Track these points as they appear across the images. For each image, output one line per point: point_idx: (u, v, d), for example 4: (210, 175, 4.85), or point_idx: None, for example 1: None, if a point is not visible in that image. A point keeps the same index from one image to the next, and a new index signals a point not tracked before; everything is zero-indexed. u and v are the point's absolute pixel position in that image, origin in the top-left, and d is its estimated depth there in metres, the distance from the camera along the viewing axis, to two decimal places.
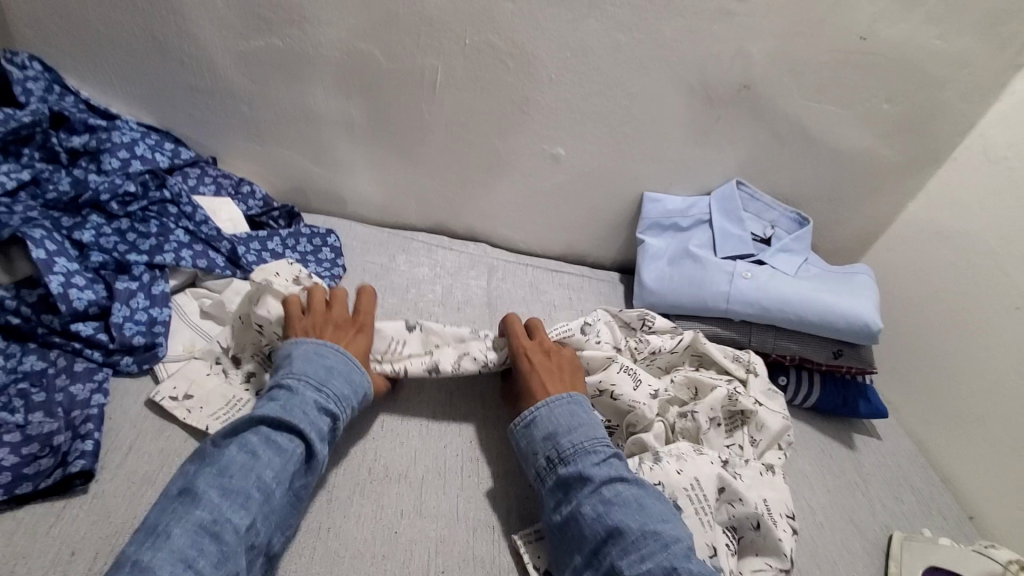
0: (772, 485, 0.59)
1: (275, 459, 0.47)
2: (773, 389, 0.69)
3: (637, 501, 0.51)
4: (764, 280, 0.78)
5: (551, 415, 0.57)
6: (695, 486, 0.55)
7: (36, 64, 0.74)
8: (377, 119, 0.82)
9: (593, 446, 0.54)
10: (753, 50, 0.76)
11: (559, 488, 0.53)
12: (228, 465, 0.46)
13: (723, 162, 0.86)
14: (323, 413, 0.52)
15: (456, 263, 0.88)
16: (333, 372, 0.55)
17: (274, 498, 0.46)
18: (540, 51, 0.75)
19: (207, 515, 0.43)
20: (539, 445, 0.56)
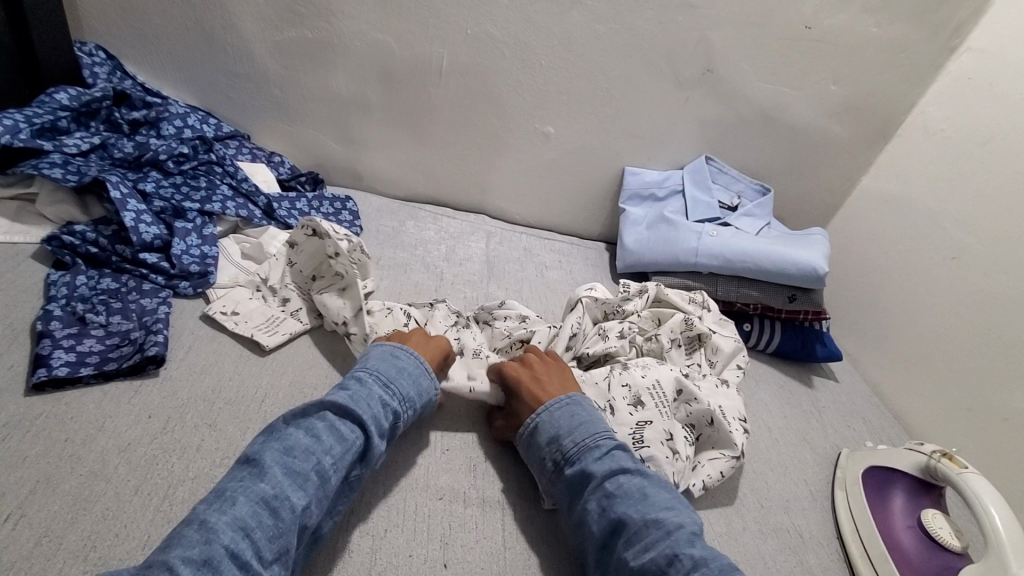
0: (726, 395, 0.70)
1: (336, 446, 0.48)
2: (724, 318, 0.80)
3: (640, 492, 0.51)
4: (728, 237, 0.89)
5: (552, 417, 0.58)
6: (657, 386, 0.64)
7: (101, 53, 0.88)
8: (390, 101, 0.94)
9: (596, 442, 0.55)
10: (715, 38, 0.88)
11: (568, 487, 0.54)
12: (294, 445, 0.47)
13: (694, 138, 0.98)
14: (386, 410, 0.53)
15: (459, 229, 0.99)
16: (403, 373, 0.57)
17: (329, 483, 0.47)
18: (532, 39, 0.88)
19: (269, 489, 0.43)
20: (545, 447, 0.57)
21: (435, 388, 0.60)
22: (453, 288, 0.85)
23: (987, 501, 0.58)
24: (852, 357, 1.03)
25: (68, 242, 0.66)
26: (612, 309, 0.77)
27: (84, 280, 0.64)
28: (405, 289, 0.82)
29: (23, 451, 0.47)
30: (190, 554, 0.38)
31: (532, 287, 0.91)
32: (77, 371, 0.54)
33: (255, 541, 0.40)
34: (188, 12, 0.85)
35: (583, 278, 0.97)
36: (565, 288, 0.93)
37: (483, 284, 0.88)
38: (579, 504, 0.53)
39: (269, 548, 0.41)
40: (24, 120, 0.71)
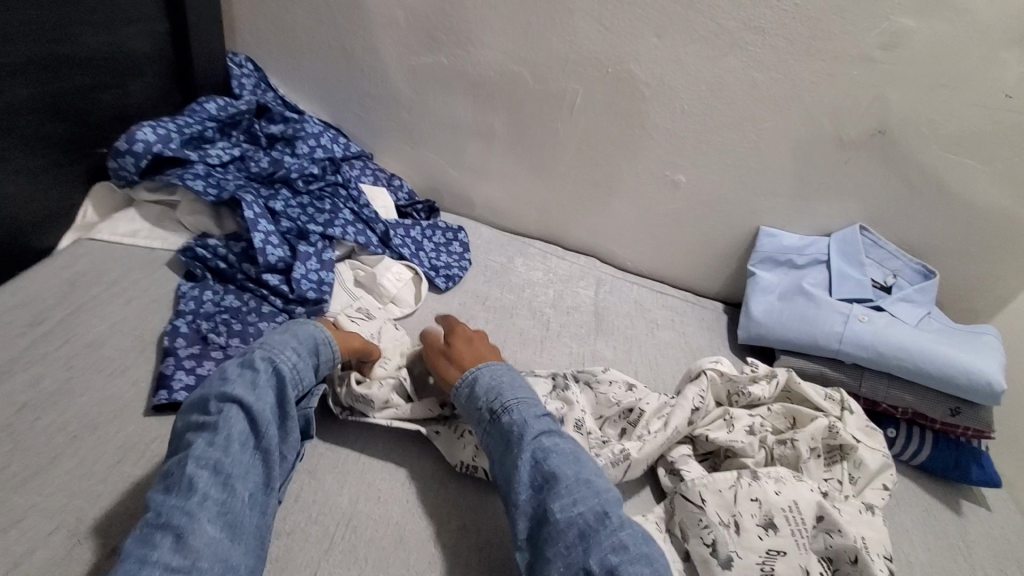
0: (870, 524, 0.58)
1: (208, 434, 0.46)
2: (872, 426, 0.68)
3: (572, 453, 0.52)
4: (881, 325, 0.77)
5: (492, 372, 0.58)
6: (794, 509, 0.55)
7: (249, 64, 0.91)
8: (515, 132, 0.90)
9: (526, 398, 0.56)
10: (893, 97, 0.76)
11: (501, 437, 0.54)
12: (171, 465, 0.45)
13: (847, 204, 0.86)
14: (254, 376, 0.51)
15: (568, 271, 0.94)
16: (281, 336, 0.55)
17: (223, 468, 0.45)
18: (677, 83, 0.81)
19: (159, 508, 0.42)
20: (480, 398, 0.56)
21: (322, 334, 0.57)
22: (559, 340, 0.80)
23: None
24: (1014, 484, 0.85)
25: (201, 255, 0.68)
26: (739, 389, 0.68)
27: (210, 296, 0.65)
28: (509, 336, 0.78)
29: (136, 478, 0.48)
30: None
31: (643, 348, 0.84)
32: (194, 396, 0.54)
33: (162, 555, 0.40)
34: (334, 32, 0.87)
35: (697, 343, 0.88)
36: (678, 353, 0.85)
37: (590, 338, 0.82)
38: (508, 456, 0.53)
39: (179, 556, 0.40)
40: (176, 129, 0.75)
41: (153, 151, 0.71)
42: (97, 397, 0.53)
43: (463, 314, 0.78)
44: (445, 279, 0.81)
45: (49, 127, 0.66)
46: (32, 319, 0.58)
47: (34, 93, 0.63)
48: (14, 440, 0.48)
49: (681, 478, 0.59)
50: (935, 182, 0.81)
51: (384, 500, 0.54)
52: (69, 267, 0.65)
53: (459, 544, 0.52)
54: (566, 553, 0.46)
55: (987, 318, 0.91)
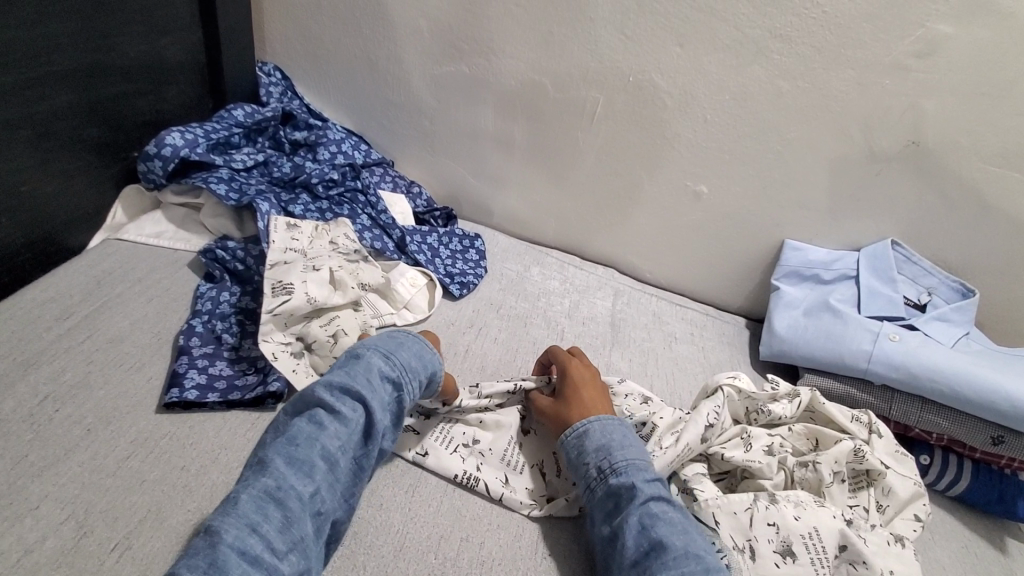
0: (900, 558, 0.54)
1: (341, 429, 0.48)
2: (903, 451, 0.64)
3: (682, 525, 0.48)
4: (914, 345, 0.73)
5: (603, 428, 0.55)
6: (813, 536, 0.52)
7: (277, 73, 0.94)
8: (535, 142, 0.90)
9: (644, 463, 0.52)
10: (929, 107, 0.73)
11: (606, 498, 0.51)
12: (297, 434, 0.47)
13: (879, 218, 0.82)
14: (373, 389, 0.51)
15: (585, 282, 0.92)
16: (400, 347, 0.55)
17: (336, 470, 0.47)
18: (699, 91, 0.79)
19: (273, 483, 0.43)
20: (590, 453, 0.54)
21: (437, 365, 0.58)
22: (572, 350, 0.78)
23: None
24: None
25: (220, 257, 0.69)
26: (758, 407, 0.66)
27: (228, 297, 0.66)
28: (522, 344, 0.77)
29: (143, 473, 0.49)
30: (197, 560, 0.38)
31: (660, 361, 0.81)
32: (205, 395, 0.55)
33: (263, 537, 0.41)
34: (360, 43, 0.89)
35: (717, 358, 0.85)
36: (696, 367, 0.82)
37: (605, 350, 0.80)
38: (613, 516, 0.50)
39: (280, 539, 0.41)
40: (203, 135, 0.77)
41: (181, 154, 0.73)
42: (113, 391, 0.54)
43: (477, 321, 0.78)
44: (460, 286, 0.81)
45: (85, 131, 0.69)
46: (59, 313, 0.60)
47: (75, 99, 0.66)
48: (32, 430, 0.50)
49: (694, 498, 0.56)
50: (975, 196, 0.77)
51: (386, 506, 0.53)
52: (96, 265, 0.67)
53: (460, 556, 0.51)
54: None
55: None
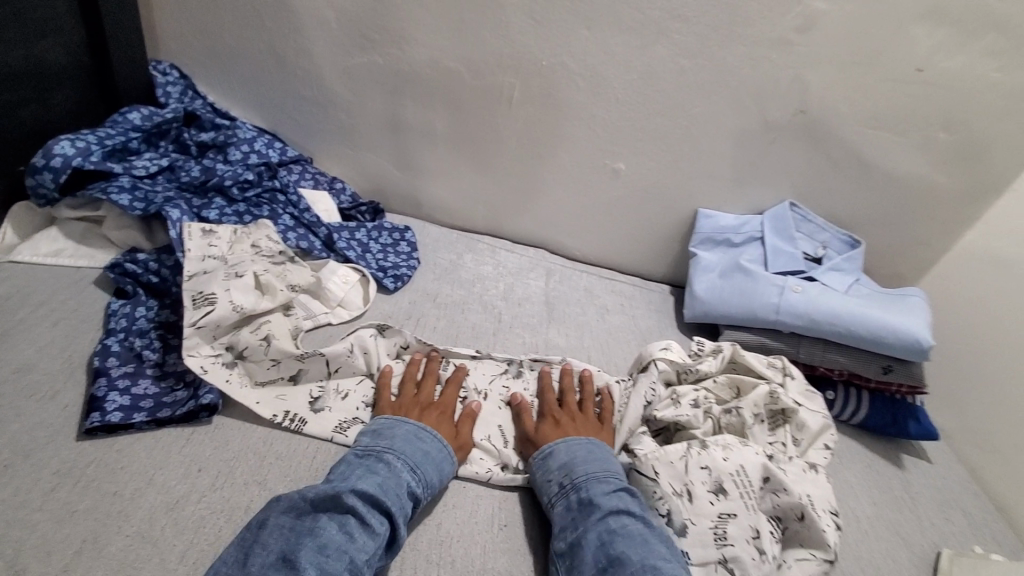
0: (815, 482, 0.61)
1: (369, 541, 0.45)
2: (812, 390, 0.71)
3: (643, 537, 0.50)
4: (815, 294, 0.81)
5: (568, 448, 0.59)
6: (741, 473, 0.58)
7: (175, 72, 0.88)
8: (457, 130, 0.90)
9: (605, 477, 0.55)
10: (811, 78, 0.80)
11: (568, 518, 0.53)
12: (327, 540, 0.44)
13: (778, 182, 0.90)
14: (403, 502, 0.50)
15: (517, 264, 0.94)
16: (428, 459, 0.55)
17: None
18: (609, 72, 0.82)
19: None
20: (553, 471, 0.57)
21: (452, 468, 0.57)
22: (511, 331, 0.80)
23: None
24: None
25: (131, 271, 0.65)
26: (686, 368, 0.71)
27: (145, 312, 0.62)
28: (461, 331, 0.78)
29: (72, 504, 0.46)
30: None
31: (595, 333, 0.85)
32: (131, 416, 0.52)
33: None
34: (265, 37, 0.85)
35: (647, 325, 0.90)
36: (628, 335, 0.87)
37: (542, 327, 0.83)
38: (568, 527, 0.52)
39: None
40: (96, 141, 0.71)
41: (73, 164, 0.67)
42: (26, 423, 0.50)
43: (414, 312, 0.78)
44: (394, 279, 0.81)
45: None
46: None
47: None
48: None
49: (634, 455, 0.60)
50: (855, 156, 0.86)
51: None
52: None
53: (419, 539, 0.52)
54: None
55: (915, 282, 0.96)
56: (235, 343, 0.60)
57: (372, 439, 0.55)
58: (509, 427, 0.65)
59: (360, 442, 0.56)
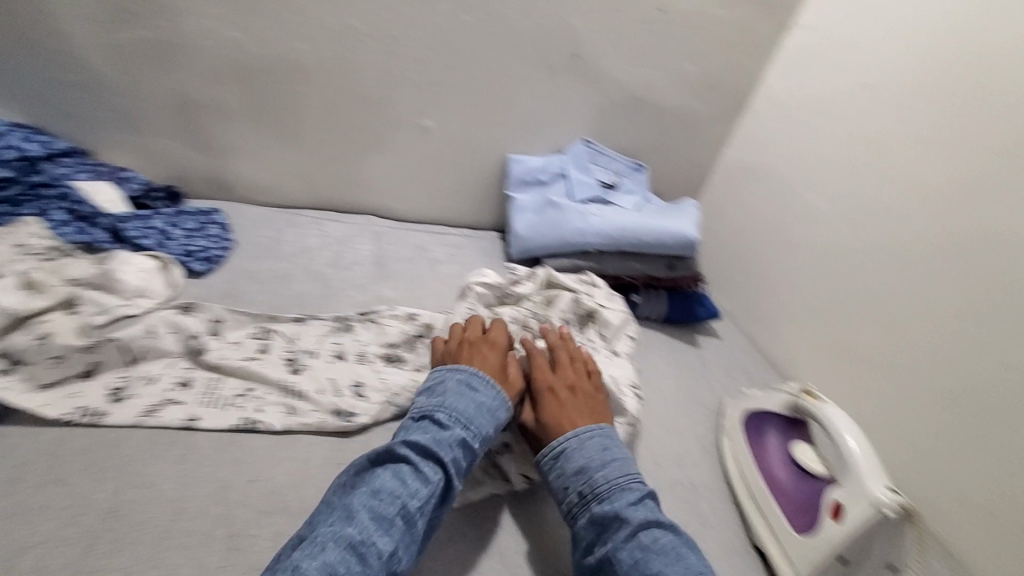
0: (617, 365, 0.74)
1: (424, 488, 0.50)
2: (612, 292, 0.84)
3: (673, 549, 0.51)
4: (610, 216, 0.94)
5: (581, 444, 0.58)
6: None
7: None
8: (250, 101, 0.87)
9: (627, 483, 0.55)
10: (581, 23, 0.89)
11: (592, 527, 0.53)
12: (381, 486, 0.49)
13: (572, 122, 1.00)
14: (467, 465, 0.54)
15: (344, 232, 0.95)
16: (482, 410, 0.58)
17: (414, 524, 0.49)
18: (397, 30, 0.85)
19: (356, 533, 0.46)
20: (570, 478, 0.57)
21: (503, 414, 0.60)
22: (341, 293, 0.82)
23: (845, 432, 0.66)
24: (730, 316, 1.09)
25: None
26: (506, 292, 0.80)
27: None
28: (287, 301, 0.78)
29: None
30: None
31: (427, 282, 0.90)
32: None
33: None
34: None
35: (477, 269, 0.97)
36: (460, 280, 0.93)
37: (372, 284, 0.85)
38: (595, 543, 0.52)
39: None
40: None
41: None
42: None
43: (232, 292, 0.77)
44: (204, 261, 0.80)
45: None
46: None
47: None
48: None
49: None
50: (629, 92, 0.98)
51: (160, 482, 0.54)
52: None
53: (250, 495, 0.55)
54: None
55: (687, 195, 1.15)
56: (3, 355, 0.59)
57: (427, 394, 0.59)
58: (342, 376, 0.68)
59: (421, 394, 0.59)
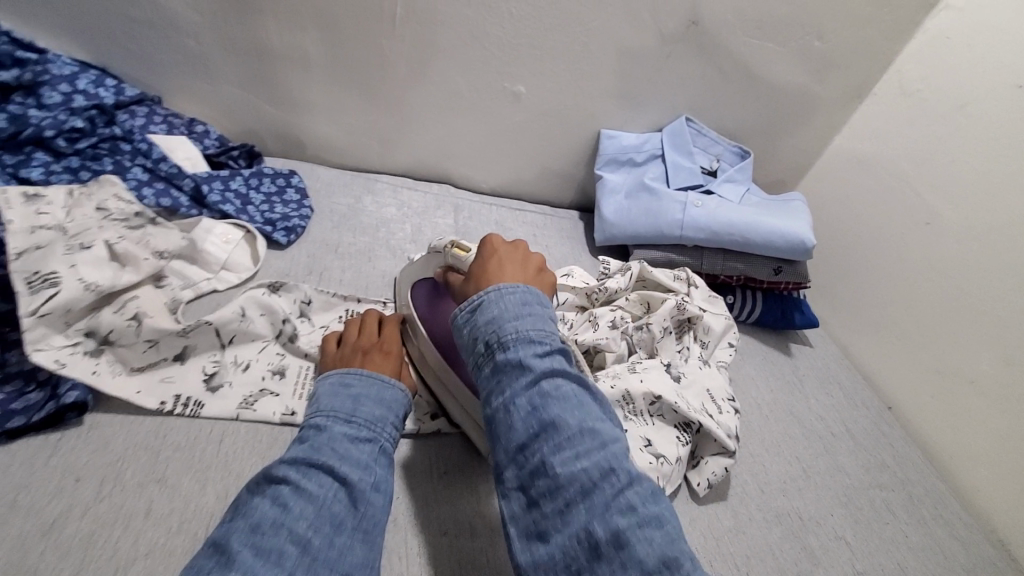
0: (711, 375, 0.85)
1: (573, 408, 0.53)
2: None
3: (577, 400, 0.55)
4: None
5: (501, 299, 0.60)
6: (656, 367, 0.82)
7: (483, 68, 1.03)
8: (690, 133, 1.16)
9: (540, 337, 0.57)
10: None
11: (495, 372, 0.56)
12: (553, 400, 0.53)
13: None
14: (390, 426, 0.62)
15: (732, 256, 1.06)
16: (530, 312, 0.59)
17: (515, 414, 0.53)
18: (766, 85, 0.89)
19: (547, 425, 0.52)
20: (482, 328, 0.59)
21: (530, 295, 0.61)
22: (715, 312, 0.93)
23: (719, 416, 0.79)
24: (1005, 444, 0.91)
25: None
26: (600, 293, 0.91)
27: None
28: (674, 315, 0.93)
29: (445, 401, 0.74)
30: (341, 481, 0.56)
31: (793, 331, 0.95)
32: None
33: (567, 465, 0.50)
34: (534, 52, 1.03)
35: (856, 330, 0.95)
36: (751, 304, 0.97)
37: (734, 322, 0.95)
38: (496, 388, 0.56)
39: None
40: None
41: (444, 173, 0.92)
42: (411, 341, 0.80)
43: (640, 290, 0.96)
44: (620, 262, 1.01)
45: None
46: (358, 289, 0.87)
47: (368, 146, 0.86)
48: None
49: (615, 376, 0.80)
50: None
51: None
52: (383, 281, 0.92)
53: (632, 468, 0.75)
54: (563, 513, 0.49)
55: (1018, 289, 0.92)
56: None
57: (491, 295, 0.61)
58: (701, 388, 0.82)
59: (496, 292, 0.61)
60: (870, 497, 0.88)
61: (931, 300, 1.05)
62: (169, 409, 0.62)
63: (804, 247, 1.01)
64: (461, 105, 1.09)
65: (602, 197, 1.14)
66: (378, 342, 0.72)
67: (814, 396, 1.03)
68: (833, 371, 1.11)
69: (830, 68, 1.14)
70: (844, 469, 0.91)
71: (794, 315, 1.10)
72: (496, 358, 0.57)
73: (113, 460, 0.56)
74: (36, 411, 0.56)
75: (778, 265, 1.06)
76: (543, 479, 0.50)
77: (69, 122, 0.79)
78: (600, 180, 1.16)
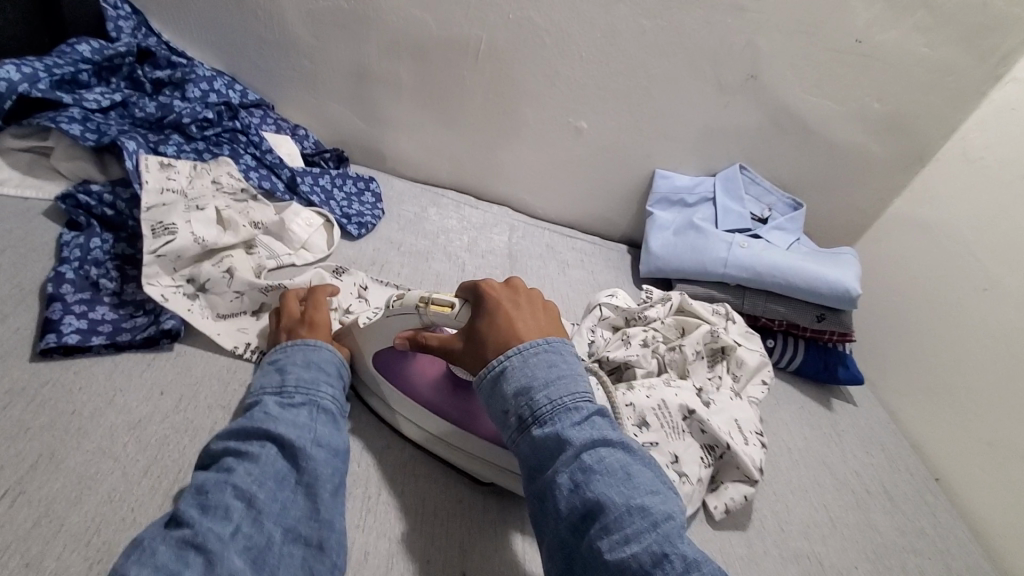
0: (740, 407, 0.85)
1: (613, 479, 0.53)
2: None
3: (619, 470, 0.54)
4: None
5: (527, 368, 0.61)
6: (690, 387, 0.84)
7: (550, 103, 1.14)
8: (744, 180, 1.21)
9: (573, 403, 0.57)
10: None
11: (534, 448, 0.57)
12: (590, 464, 0.53)
13: None
14: (327, 387, 0.63)
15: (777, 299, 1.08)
16: (556, 375, 0.60)
17: (561, 490, 0.53)
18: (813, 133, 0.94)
19: (586, 497, 0.52)
20: (512, 401, 0.60)
21: (554, 352, 0.62)
22: (754, 348, 0.95)
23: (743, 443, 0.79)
24: None
25: None
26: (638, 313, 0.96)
27: None
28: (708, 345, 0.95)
29: None
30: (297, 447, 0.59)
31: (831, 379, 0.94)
32: None
33: (609, 540, 0.49)
34: (598, 92, 1.12)
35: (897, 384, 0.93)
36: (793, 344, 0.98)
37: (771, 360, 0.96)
38: (540, 465, 0.56)
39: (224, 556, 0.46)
40: None
41: None
42: None
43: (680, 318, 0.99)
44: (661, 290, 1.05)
45: None
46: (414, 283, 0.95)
47: None
48: None
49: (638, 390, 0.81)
50: None
51: None
52: (437, 281, 1.00)
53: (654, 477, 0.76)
54: None
55: None
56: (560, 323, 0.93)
57: (510, 359, 0.62)
58: (729, 416, 0.82)
59: (521, 353, 0.62)
60: (901, 559, 0.84)
61: (987, 371, 1.01)
62: (241, 353, 0.71)
63: (850, 296, 1.02)
64: (528, 135, 1.19)
65: (653, 231, 1.19)
66: (302, 318, 0.72)
67: (852, 451, 1.00)
68: (876, 432, 1.07)
69: (891, 131, 1.16)
70: (875, 526, 0.87)
71: (838, 369, 1.08)
72: (530, 432, 0.58)
73: (192, 382, 0.66)
74: (140, 332, 0.68)
75: (821, 313, 1.06)
76: (593, 564, 0.50)
77: (202, 113, 0.95)
78: (650, 217, 1.22)
